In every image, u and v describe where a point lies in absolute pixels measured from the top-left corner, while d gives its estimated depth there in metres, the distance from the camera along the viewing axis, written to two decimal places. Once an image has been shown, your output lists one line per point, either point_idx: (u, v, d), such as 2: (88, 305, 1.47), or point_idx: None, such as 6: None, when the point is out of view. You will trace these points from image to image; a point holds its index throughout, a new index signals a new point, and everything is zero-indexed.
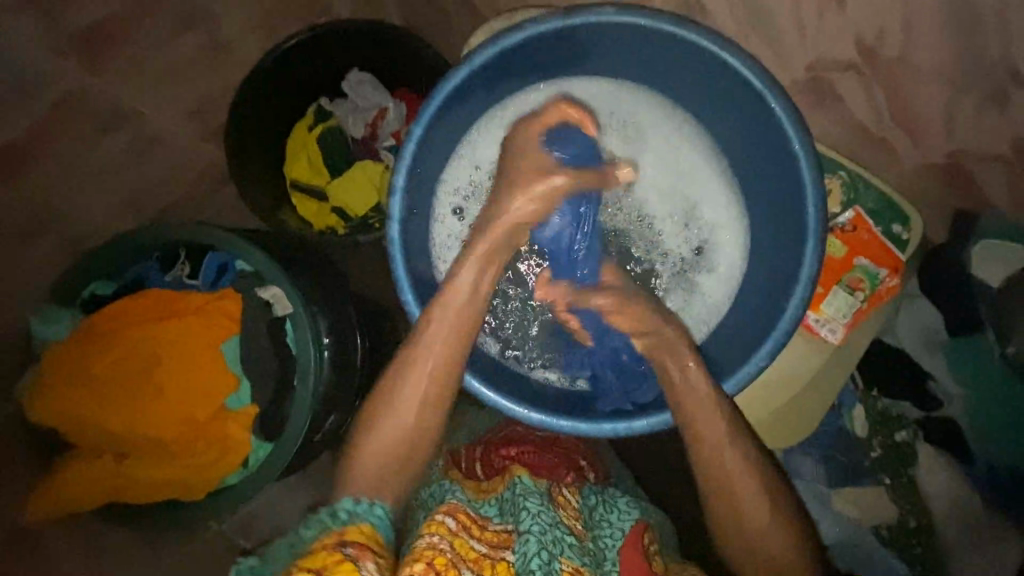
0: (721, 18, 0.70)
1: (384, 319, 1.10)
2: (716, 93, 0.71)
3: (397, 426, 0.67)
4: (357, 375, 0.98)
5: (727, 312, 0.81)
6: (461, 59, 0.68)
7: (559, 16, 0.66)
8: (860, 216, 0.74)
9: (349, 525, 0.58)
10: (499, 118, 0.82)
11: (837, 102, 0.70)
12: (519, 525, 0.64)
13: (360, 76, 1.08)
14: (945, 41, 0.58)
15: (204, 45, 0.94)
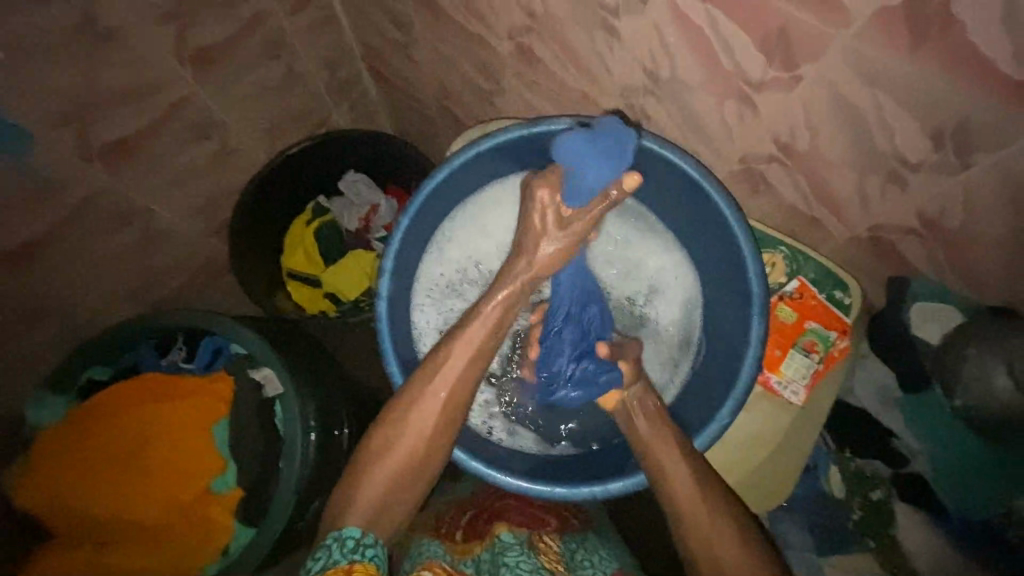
0: (663, 122, 0.83)
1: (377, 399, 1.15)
2: (661, 181, 0.82)
3: (400, 455, 0.68)
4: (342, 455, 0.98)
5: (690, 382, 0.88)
6: (441, 161, 0.80)
7: (524, 126, 0.78)
8: (804, 284, 0.82)
9: (357, 562, 0.59)
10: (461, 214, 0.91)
11: (769, 187, 0.81)
12: None
13: (355, 177, 1.21)
14: (844, 140, 0.68)
15: (214, 154, 1.05)
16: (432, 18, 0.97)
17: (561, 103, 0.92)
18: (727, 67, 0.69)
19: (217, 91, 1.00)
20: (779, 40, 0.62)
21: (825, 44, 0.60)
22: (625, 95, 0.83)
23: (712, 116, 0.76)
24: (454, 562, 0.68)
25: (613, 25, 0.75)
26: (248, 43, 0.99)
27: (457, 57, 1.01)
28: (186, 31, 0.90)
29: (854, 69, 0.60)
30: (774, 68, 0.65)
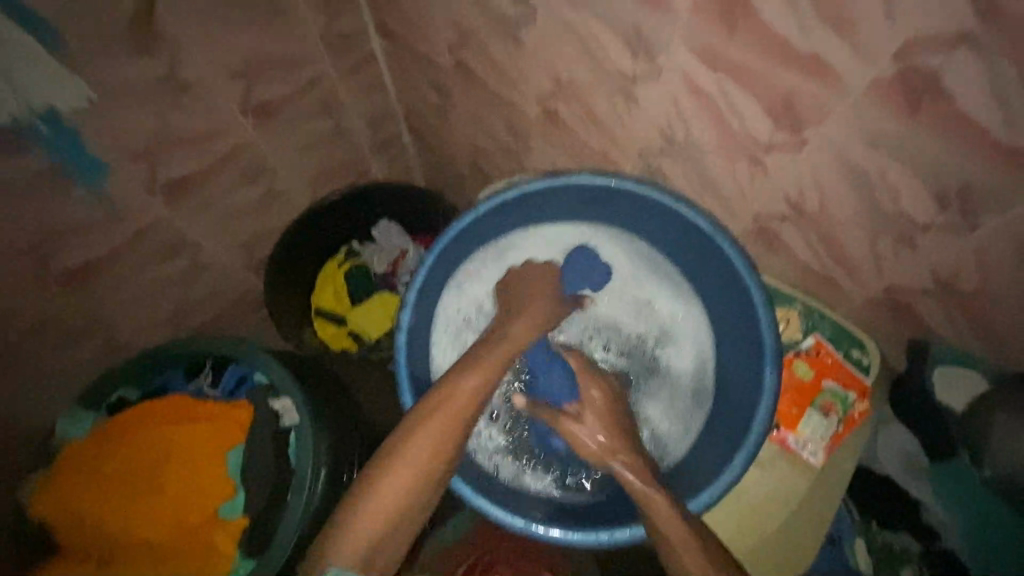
0: (679, 181, 0.88)
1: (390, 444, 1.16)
2: (674, 236, 0.86)
3: (392, 495, 0.70)
4: None
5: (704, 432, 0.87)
6: (468, 206, 0.86)
7: (546, 177, 0.84)
8: (820, 341, 0.82)
9: None
10: (483, 256, 0.95)
11: (782, 245, 0.84)
12: None
13: (388, 224, 1.28)
14: (853, 201, 0.70)
15: (262, 196, 1.15)
16: (467, 85, 1.06)
17: (582, 160, 0.99)
18: (738, 131, 0.73)
19: (268, 141, 1.09)
20: (786, 106, 0.66)
21: (828, 111, 0.64)
22: (644, 156, 0.89)
23: (725, 175, 0.81)
24: None
25: (631, 92, 0.81)
26: (298, 101, 1.08)
27: (490, 120, 1.09)
28: (254, 85, 0.99)
29: (858, 135, 0.64)
30: (783, 132, 0.69)
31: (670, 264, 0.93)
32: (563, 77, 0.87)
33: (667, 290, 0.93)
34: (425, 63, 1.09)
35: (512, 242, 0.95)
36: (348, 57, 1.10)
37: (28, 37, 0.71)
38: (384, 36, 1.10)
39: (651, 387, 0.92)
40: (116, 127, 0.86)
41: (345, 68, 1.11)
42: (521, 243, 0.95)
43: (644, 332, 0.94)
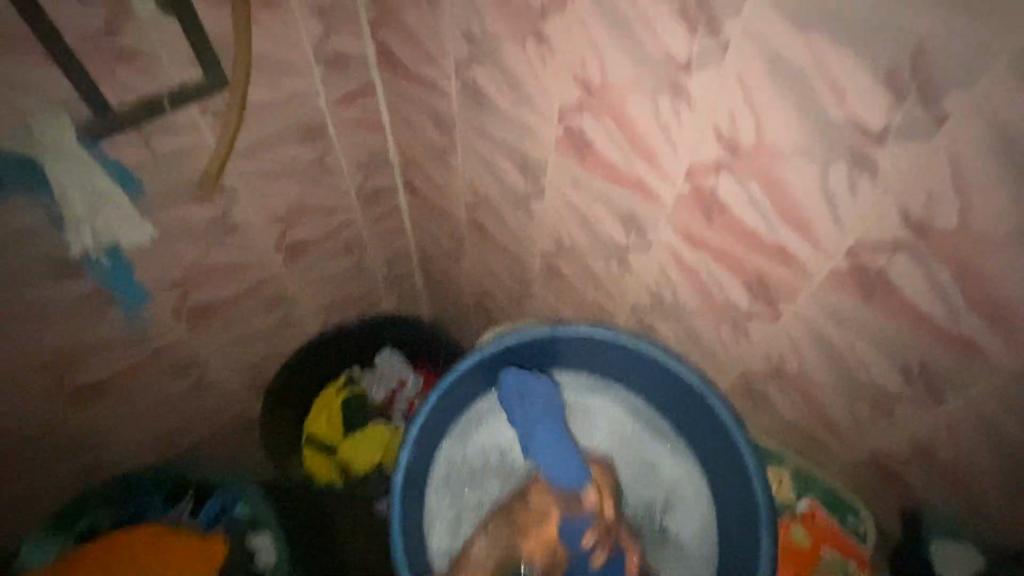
0: (669, 335, 0.95)
1: None
2: (665, 388, 0.91)
3: None
4: None
5: None
6: (473, 349, 0.92)
7: (547, 327, 0.91)
8: (814, 506, 0.86)
9: None
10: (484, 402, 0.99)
11: (768, 402, 0.88)
12: None
13: (390, 354, 1.34)
14: (829, 370, 0.76)
15: (277, 322, 1.21)
16: (479, 238, 1.17)
17: (581, 307, 1.07)
18: (720, 300, 0.82)
19: (291, 276, 1.16)
20: (761, 285, 0.75)
21: (798, 291, 0.72)
22: (636, 311, 0.97)
23: (710, 334, 0.88)
24: None
25: (625, 258, 0.90)
26: (325, 244, 1.18)
27: (496, 267, 1.20)
28: (290, 229, 1.09)
29: (827, 316, 0.71)
30: (760, 304, 0.77)
31: (660, 414, 0.97)
32: (566, 240, 0.98)
33: (661, 445, 0.96)
34: (443, 217, 1.20)
35: None
36: (375, 208, 1.22)
37: (118, 191, 0.79)
38: (409, 192, 1.22)
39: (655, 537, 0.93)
40: (163, 261, 0.93)
41: (371, 215, 1.22)
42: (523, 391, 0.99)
43: (648, 492, 0.94)
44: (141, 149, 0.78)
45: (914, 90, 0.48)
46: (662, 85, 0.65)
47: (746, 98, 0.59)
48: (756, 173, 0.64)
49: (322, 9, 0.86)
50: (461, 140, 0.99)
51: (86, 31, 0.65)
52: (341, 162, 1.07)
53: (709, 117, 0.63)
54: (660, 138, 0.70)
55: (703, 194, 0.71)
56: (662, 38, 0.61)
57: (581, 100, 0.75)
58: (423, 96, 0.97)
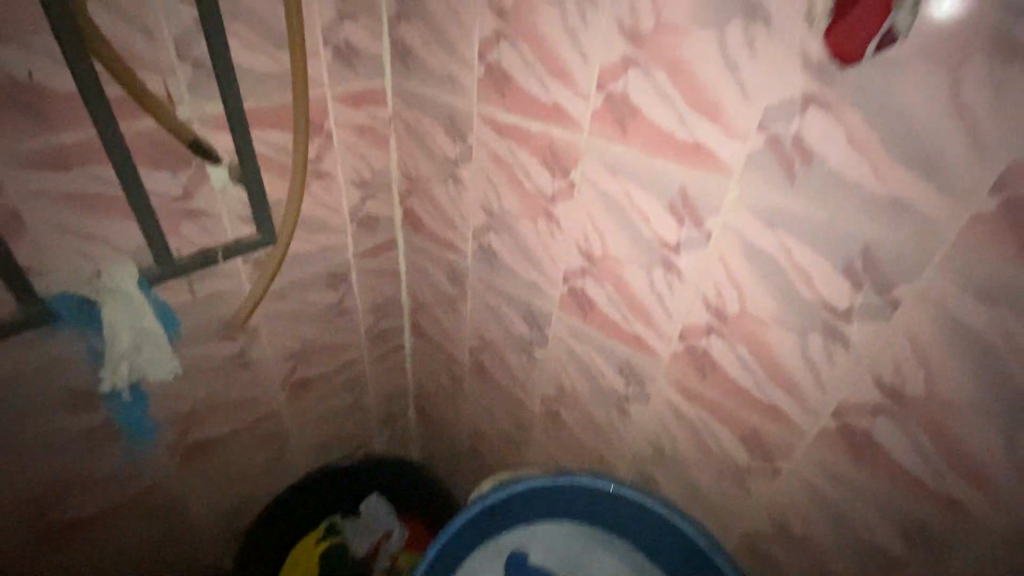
0: (670, 488, 0.95)
1: None
2: (669, 549, 0.88)
3: None
4: None
5: None
6: (474, 498, 0.90)
7: (550, 476, 0.91)
8: None
9: None
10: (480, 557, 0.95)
11: (777, 568, 0.86)
12: None
13: (377, 501, 1.28)
14: (834, 535, 0.76)
15: (268, 461, 1.19)
16: (481, 382, 1.21)
17: (579, 455, 1.08)
18: (719, 453, 0.84)
19: (291, 412, 1.17)
20: (756, 440, 0.79)
21: (791, 449, 0.75)
22: (636, 462, 0.98)
23: (710, 489, 0.89)
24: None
25: (624, 407, 0.94)
26: (329, 381, 1.21)
27: (495, 411, 1.22)
28: (300, 366, 1.13)
29: (823, 475, 0.74)
30: (756, 459, 0.80)
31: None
32: (566, 387, 1.03)
33: None
34: (447, 360, 1.25)
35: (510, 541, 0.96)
36: (381, 348, 1.27)
37: (158, 332, 0.83)
38: (415, 334, 1.29)
39: None
40: (177, 396, 0.95)
41: (377, 355, 1.27)
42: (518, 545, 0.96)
43: None
44: (184, 291, 0.85)
45: (867, 279, 0.59)
46: (656, 260, 0.76)
47: (728, 276, 0.69)
48: (743, 338, 0.72)
49: (362, 182, 1.01)
50: (471, 292, 1.09)
51: (167, 196, 0.77)
52: (356, 306, 1.15)
53: (697, 289, 0.73)
54: (655, 302, 0.79)
55: (696, 353, 0.79)
56: (654, 226, 0.73)
57: (584, 266, 0.86)
58: (440, 253, 1.09)
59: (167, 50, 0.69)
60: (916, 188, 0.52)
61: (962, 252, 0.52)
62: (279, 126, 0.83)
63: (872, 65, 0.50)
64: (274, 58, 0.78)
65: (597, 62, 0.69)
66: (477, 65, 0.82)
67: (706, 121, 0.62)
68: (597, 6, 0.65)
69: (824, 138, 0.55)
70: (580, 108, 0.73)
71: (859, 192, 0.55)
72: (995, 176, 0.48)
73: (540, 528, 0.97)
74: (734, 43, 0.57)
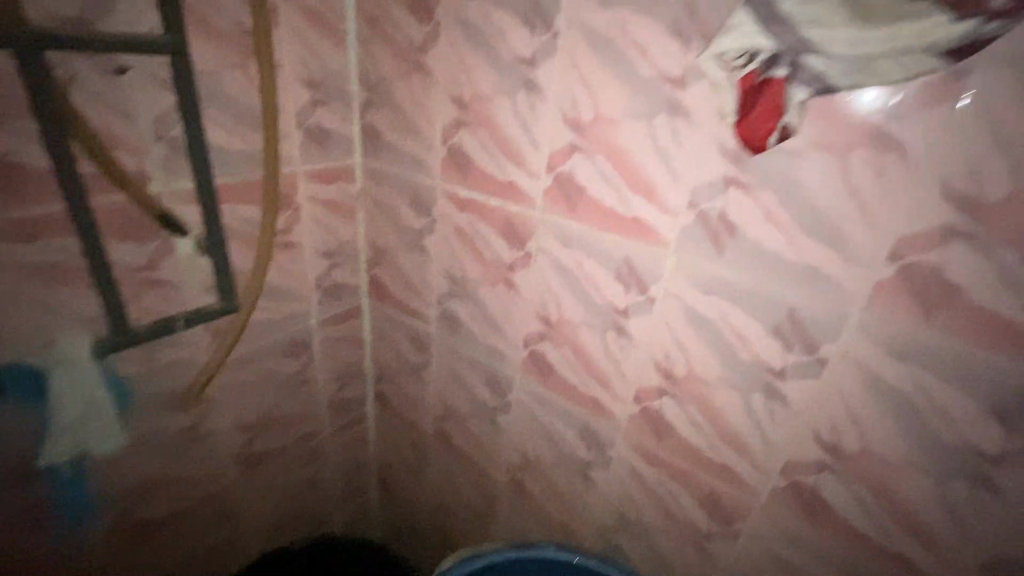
0: (636, 559, 0.93)
1: None
2: None
3: None
4: None
5: None
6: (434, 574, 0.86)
7: (513, 548, 0.89)
8: None
9: None
10: None
11: None
12: None
13: None
14: None
15: (214, 545, 1.11)
16: (446, 451, 1.18)
17: (546, 527, 1.05)
18: (681, 518, 0.84)
19: (243, 490, 1.11)
20: (715, 503, 0.79)
21: (749, 509, 0.76)
22: (602, 532, 0.97)
23: (676, 557, 0.88)
24: None
25: (587, 473, 0.94)
26: (287, 455, 1.16)
27: (459, 482, 1.19)
28: (256, 439, 1.09)
29: (780, 537, 0.74)
30: (716, 521, 0.80)
31: None
32: (530, 454, 1.02)
33: None
34: (411, 429, 1.23)
35: None
36: (343, 418, 1.25)
37: (107, 406, 0.79)
38: (379, 403, 1.28)
39: None
40: (121, 473, 0.90)
41: (338, 426, 1.24)
42: None
43: None
44: (139, 360, 0.84)
45: (796, 340, 0.64)
46: (609, 325, 0.80)
47: (675, 339, 0.74)
48: (693, 399, 0.75)
49: (329, 252, 1.05)
50: (436, 359, 1.10)
51: (130, 266, 0.78)
52: (318, 374, 1.14)
53: (649, 351, 0.77)
54: (610, 365, 0.83)
55: (651, 414, 0.81)
56: (605, 292, 0.78)
57: (543, 331, 0.89)
58: (405, 320, 1.11)
59: (145, 130, 0.73)
60: (827, 257, 0.59)
61: (873, 314, 0.58)
62: (249, 199, 0.87)
63: (778, 153, 0.58)
64: (247, 138, 0.83)
65: (546, 147, 0.76)
66: (439, 147, 0.89)
67: (644, 198, 0.69)
68: (544, 99, 0.74)
69: (745, 214, 0.62)
70: (533, 186, 0.79)
71: (780, 260, 0.62)
72: (889, 248, 0.55)
73: None
74: (662, 133, 0.65)
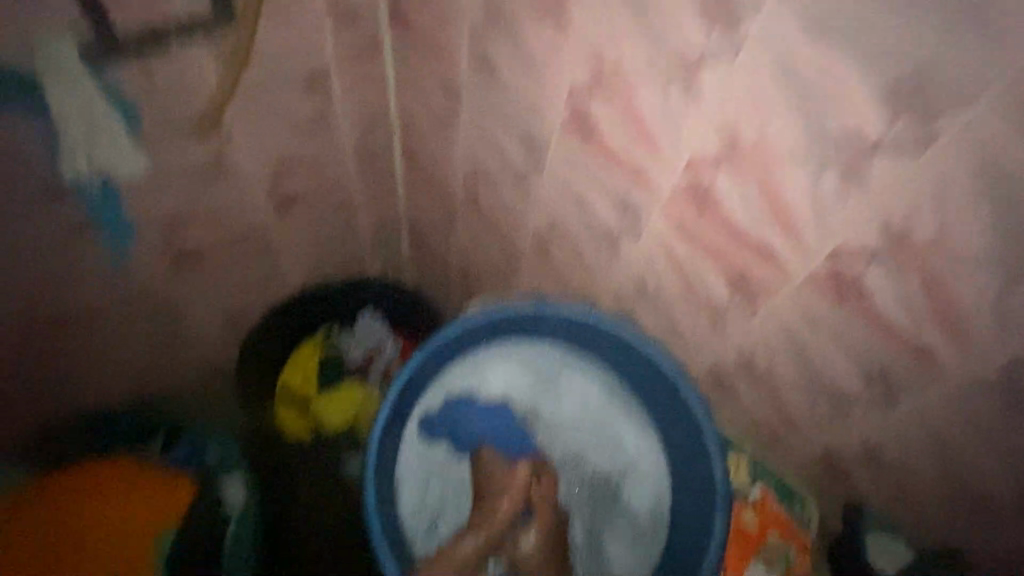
0: (648, 324, 0.98)
1: None
2: (638, 374, 0.95)
3: None
4: None
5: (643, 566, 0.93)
6: (459, 317, 0.93)
7: (534, 303, 0.93)
8: (766, 493, 0.91)
9: None
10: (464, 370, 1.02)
11: (735, 396, 0.92)
12: None
13: (372, 317, 1.33)
14: (795, 369, 0.80)
15: (259, 275, 1.21)
16: (473, 211, 1.17)
17: (566, 288, 1.09)
18: (704, 294, 0.84)
19: (276, 228, 1.16)
20: (744, 282, 0.77)
21: (777, 292, 0.74)
22: (620, 298, 0.99)
23: (688, 326, 0.90)
24: None
25: (614, 244, 0.92)
26: (314, 199, 1.17)
27: (485, 241, 1.21)
28: (283, 179, 1.08)
29: (800, 318, 0.74)
30: (737, 300, 0.80)
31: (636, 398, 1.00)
32: (559, 220, 0.99)
33: (631, 432, 0.99)
34: (438, 186, 1.20)
35: (492, 358, 1.02)
36: (370, 169, 1.21)
37: (116, 129, 0.78)
38: (405, 157, 1.22)
39: (608, 513, 0.97)
40: (153, 199, 0.93)
41: (364, 175, 1.21)
42: (499, 362, 1.03)
43: (613, 473, 0.98)
44: (141, 75, 0.78)
45: (907, 107, 0.51)
46: (672, 77, 0.66)
47: (750, 99, 0.61)
48: (753, 174, 0.66)
49: None
50: (465, 111, 0.99)
51: None
52: (341, 119, 1.06)
53: (713, 114, 0.65)
54: (663, 129, 0.72)
55: (699, 188, 0.73)
56: (677, 31, 0.62)
57: (591, 83, 0.75)
58: (431, 60, 0.96)
59: None
60: None
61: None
62: None
63: None
64: None
65: None
66: None
67: None
68: None
69: None
70: None
71: None
72: None
73: (521, 351, 1.03)
74: None
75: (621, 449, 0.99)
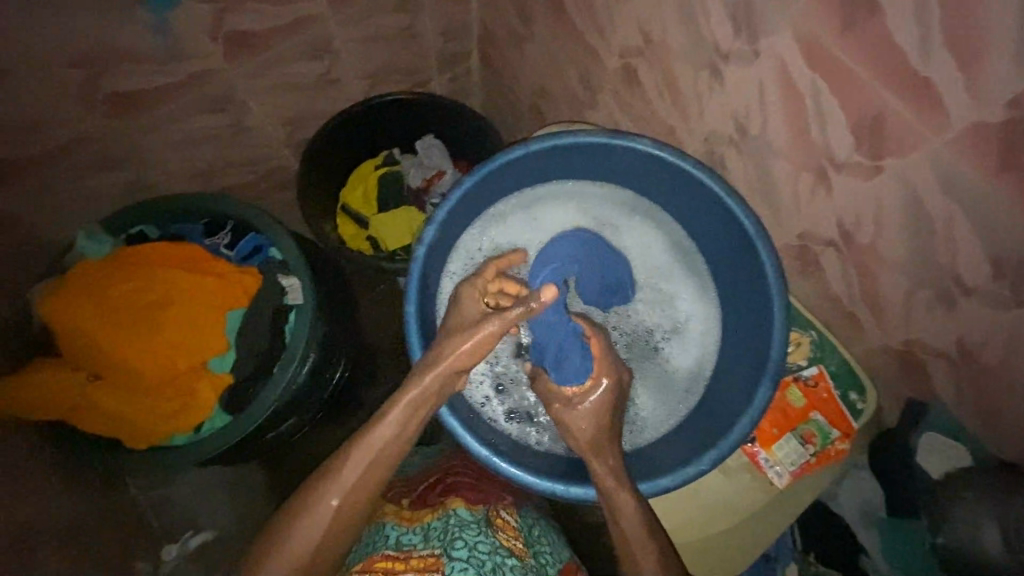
0: (736, 175, 0.83)
1: (368, 358, 1.21)
2: (710, 228, 0.86)
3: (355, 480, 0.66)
4: (322, 393, 1.02)
5: (671, 417, 0.92)
6: (520, 141, 0.84)
7: (606, 133, 0.82)
8: (822, 373, 0.79)
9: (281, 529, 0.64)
10: (517, 202, 0.97)
11: (819, 272, 0.80)
12: (449, 550, 0.70)
13: (432, 141, 1.28)
14: (904, 246, 0.66)
15: (319, 75, 1.14)
16: (556, 18, 1.00)
17: (646, 124, 0.93)
18: (816, 140, 0.68)
19: (335, 20, 1.06)
20: (876, 127, 0.61)
21: (916, 143, 0.58)
22: (709, 140, 0.84)
23: (786, 181, 0.75)
24: (400, 541, 0.72)
25: (718, 68, 0.75)
26: None
27: (562, 60, 1.04)
28: None
29: (935, 179, 0.59)
30: (859, 152, 0.64)
31: (697, 253, 0.94)
32: (654, 33, 0.82)
33: (682, 285, 0.96)
34: None
35: (549, 193, 0.96)
36: None
37: None
38: None
39: (646, 363, 0.96)
40: None
41: None
42: (555, 197, 0.97)
43: (656, 325, 0.96)
44: None
45: None
46: None
47: None
48: None
49: None
50: None
51: None
52: None
53: None
54: None
55: None
56: None
57: None
58: None
59: None
60: None
61: None
62: None
63: None
64: None
65: None
66: None
67: None
68: None
69: None
70: None
71: None
72: None
73: (581, 189, 0.96)
74: None
75: (672, 302, 0.96)
